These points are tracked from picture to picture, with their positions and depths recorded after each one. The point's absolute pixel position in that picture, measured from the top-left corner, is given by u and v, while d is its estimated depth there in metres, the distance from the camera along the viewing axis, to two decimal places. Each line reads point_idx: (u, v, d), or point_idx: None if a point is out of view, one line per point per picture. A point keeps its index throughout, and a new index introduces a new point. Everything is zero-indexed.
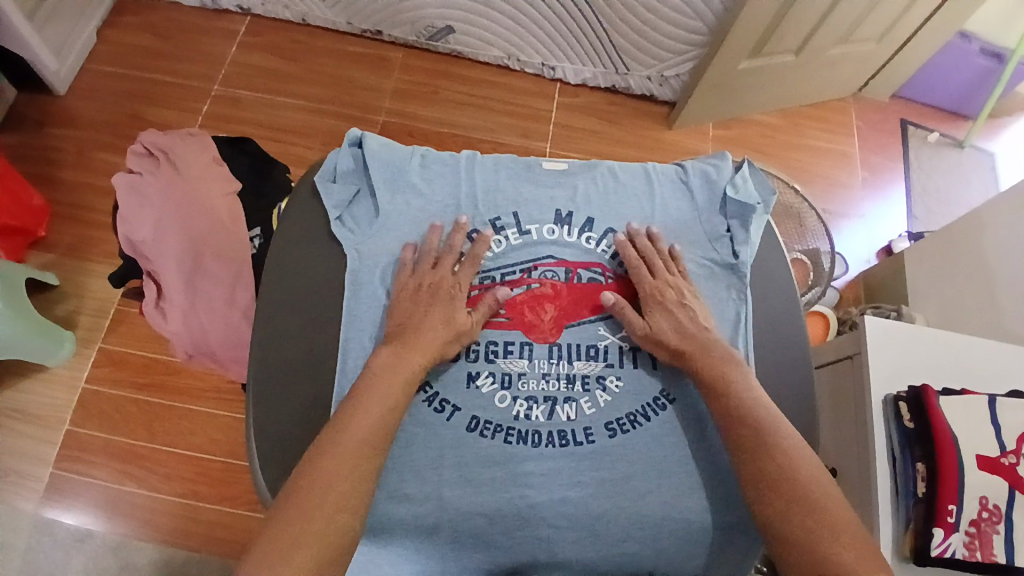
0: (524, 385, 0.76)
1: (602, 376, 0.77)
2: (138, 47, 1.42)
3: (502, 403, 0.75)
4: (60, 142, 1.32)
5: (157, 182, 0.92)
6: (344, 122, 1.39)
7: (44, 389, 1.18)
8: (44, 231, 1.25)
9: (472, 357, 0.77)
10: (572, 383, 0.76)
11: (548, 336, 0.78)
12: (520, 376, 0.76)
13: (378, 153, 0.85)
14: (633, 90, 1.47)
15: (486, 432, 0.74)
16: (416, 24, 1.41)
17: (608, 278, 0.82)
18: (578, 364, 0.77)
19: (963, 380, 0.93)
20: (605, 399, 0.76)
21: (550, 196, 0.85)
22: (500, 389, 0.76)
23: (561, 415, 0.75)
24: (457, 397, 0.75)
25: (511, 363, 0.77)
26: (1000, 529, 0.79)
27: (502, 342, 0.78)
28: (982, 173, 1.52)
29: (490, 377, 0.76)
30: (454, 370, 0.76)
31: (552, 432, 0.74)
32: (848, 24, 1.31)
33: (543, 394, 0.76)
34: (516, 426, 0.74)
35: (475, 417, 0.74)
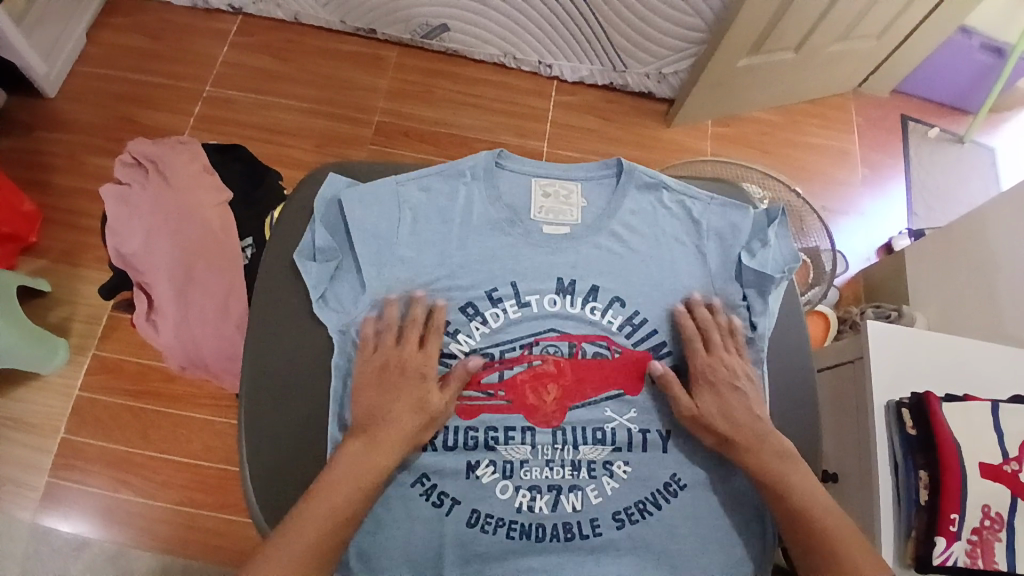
0: (526, 473, 0.74)
1: (609, 462, 0.75)
2: (129, 48, 1.40)
3: (504, 494, 0.73)
4: (50, 146, 1.31)
5: (146, 194, 0.92)
6: (338, 123, 1.37)
7: (39, 397, 1.17)
8: (36, 237, 1.24)
9: (471, 444, 0.74)
10: (577, 470, 0.74)
11: (552, 420, 0.75)
12: (522, 463, 0.74)
13: (358, 218, 0.77)
14: (631, 88, 1.45)
15: (486, 527, 0.72)
16: (411, 23, 1.39)
17: (614, 353, 0.78)
18: (584, 449, 0.75)
19: (965, 386, 0.92)
20: (613, 486, 0.74)
21: (551, 263, 0.79)
22: (502, 479, 0.73)
23: (566, 505, 0.73)
24: (457, 489, 0.73)
25: (512, 451, 0.74)
26: (1002, 537, 0.79)
27: (502, 428, 0.75)
28: (983, 169, 1.51)
29: (491, 466, 0.74)
30: (452, 460, 0.74)
31: (556, 525, 0.73)
32: (848, 21, 1.29)
33: (547, 482, 0.74)
34: (518, 519, 0.73)
35: (476, 510, 0.72)
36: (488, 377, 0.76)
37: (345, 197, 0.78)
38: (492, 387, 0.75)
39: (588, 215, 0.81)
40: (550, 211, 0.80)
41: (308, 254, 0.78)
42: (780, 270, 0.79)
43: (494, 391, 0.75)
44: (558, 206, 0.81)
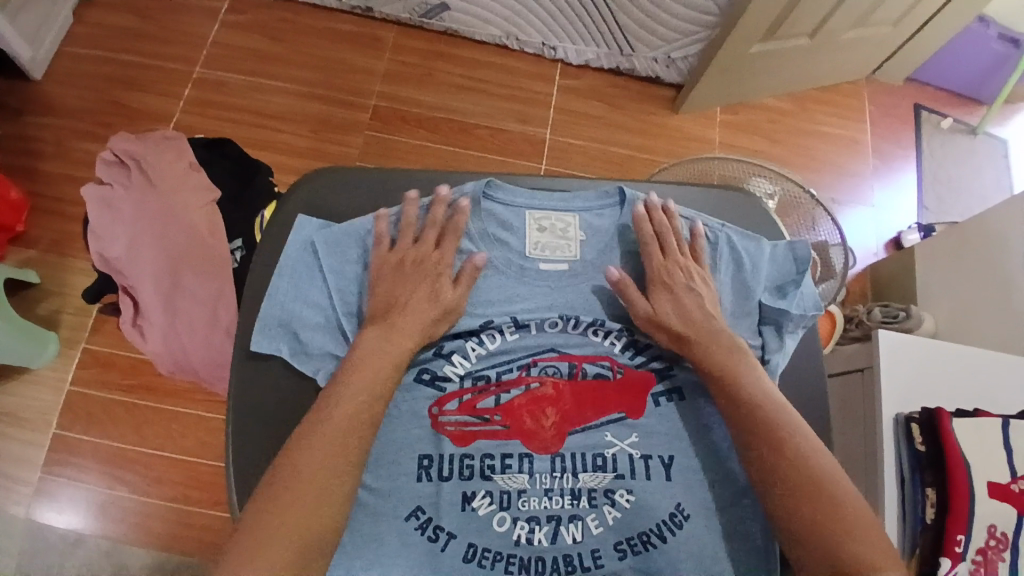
0: (524, 504, 0.68)
1: (611, 489, 0.69)
2: (115, 25, 1.34)
3: (501, 526, 0.67)
4: (35, 130, 1.26)
5: (128, 194, 0.88)
6: (332, 107, 1.32)
7: (30, 391, 1.15)
8: (23, 226, 1.20)
9: (466, 474, 0.68)
10: (577, 499, 0.68)
11: (550, 445, 0.70)
12: (520, 494, 0.68)
13: (336, 258, 0.73)
14: (638, 72, 1.39)
15: (484, 562, 0.66)
16: (409, 1, 1.32)
17: (616, 373, 0.73)
18: (583, 477, 0.69)
19: (976, 400, 0.90)
20: (615, 516, 0.68)
21: (549, 296, 0.75)
22: (500, 511, 0.67)
23: (565, 537, 0.67)
24: (452, 522, 0.66)
25: (510, 480, 0.68)
26: (1005, 556, 0.78)
27: (499, 454, 0.69)
28: (997, 161, 1.46)
29: (487, 497, 0.67)
30: (448, 490, 0.67)
31: (556, 559, 0.67)
32: (866, 6, 1.24)
33: (546, 513, 0.68)
34: (517, 553, 0.66)
35: (472, 544, 0.66)
36: (483, 402, 0.71)
37: (319, 238, 0.73)
38: (487, 412, 0.70)
39: (587, 248, 0.76)
40: (546, 245, 0.75)
41: (276, 309, 0.71)
42: (802, 311, 0.75)
43: (490, 416, 0.70)
44: (555, 238, 0.76)
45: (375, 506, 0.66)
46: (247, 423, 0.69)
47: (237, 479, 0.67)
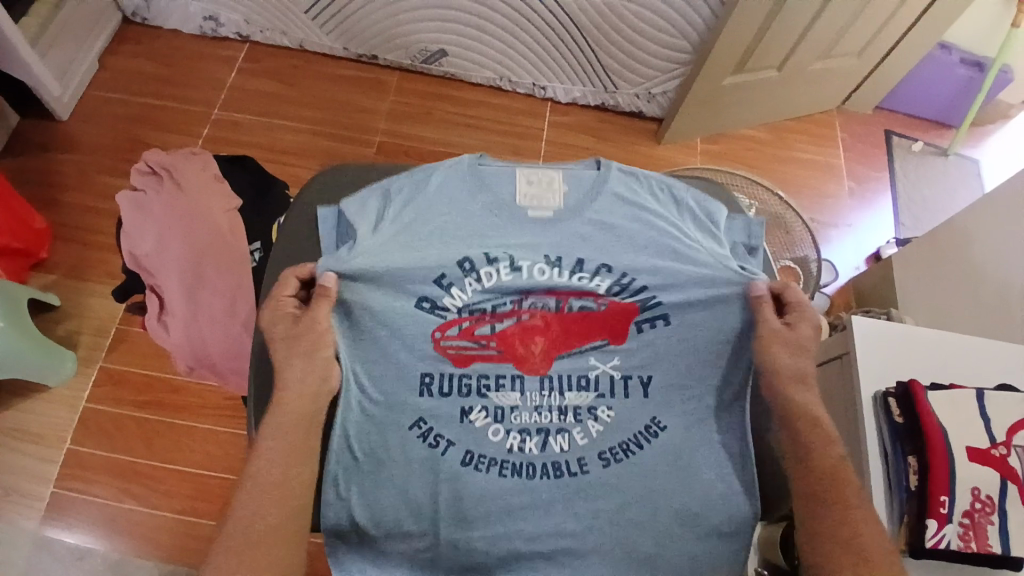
0: (516, 417, 0.72)
1: (595, 406, 0.72)
2: (140, 74, 1.46)
3: (496, 436, 0.71)
4: (63, 166, 1.36)
5: (160, 199, 0.97)
6: (340, 143, 1.42)
7: (44, 408, 1.19)
8: (46, 253, 1.28)
9: (465, 391, 0.71)
10: (564, 415, 0.72)
11: (540, 369, 0.73)
12: (513, 409, 0.72)
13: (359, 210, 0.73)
14: (622, 107, 1.51)
15: (480, 466, 0.70)
16: (410, 48, 1.45)
17: (602, 304, 0.73)
18: (569, 395, 0.73)
19: (952, 375, 0.94)
20: (597, 429, 0.72)
21: (536, 238, 0.73)
22: (494, 423, 0.71)
23: (554, 446, 0.71)
24: (451, 432, 0.70)
25: (503, 397, 0.72)
26: (994, 519, 0.80)
27: (494, 375, 0.72)
28: (968, 179, 1.56)
29: (483, 411, 0.71)
30: (446, 404, 0.71)
31: (545, 465, 0.71)
32: (828, 39, 1.36)
33: (535, 425, 0.72)
34: (510, 459, 0.71)
35: (469, 451, 0.70)
36: (480, 330, 0.73)
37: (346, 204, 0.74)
38: (483, 338, 0.72)
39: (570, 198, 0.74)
40: (533, 197, 0.74)
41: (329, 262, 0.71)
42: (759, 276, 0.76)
43: (486, 342, 0.72)
44: (542, 191, 0.74)
45: (379, 418, 0.70)
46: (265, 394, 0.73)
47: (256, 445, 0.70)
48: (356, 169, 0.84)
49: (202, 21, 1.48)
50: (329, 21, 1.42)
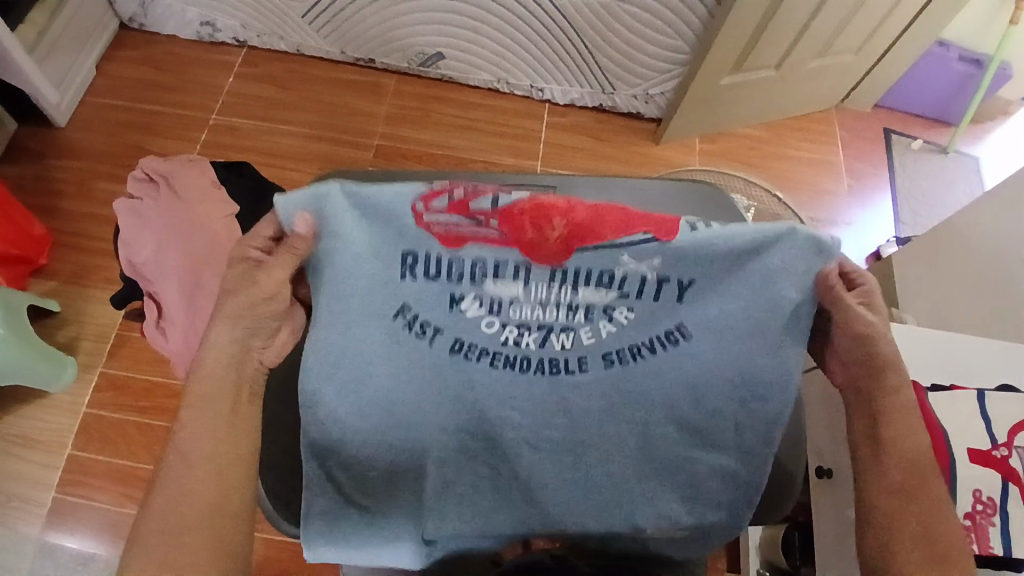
0: (516, 310, 0.57)
1: (611, 307, 0.57)
2: (137, 80, 1.47)
3: (489, 328, 0.58)
4: (62, 173, 1.36)
5: (157, 206, 0.97)
6: (338, 147, 1.43)
7: (46, 414, 1.19)
8: (46, 259, 1.28)
9: (455, 276, 0.55)
10: (573, 312, 0.57)
11: (554, 260, 0.54)
12: (513, 302, 0.57)
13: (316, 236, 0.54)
14: (620, 108, 1.51)
15: (470, 354, 0.59)
16: (407, 52, 1.45)
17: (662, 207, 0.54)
18: (585, 291, 0.56)
19: (952, 375, 0.93)
20: (609, 330, 0.58)
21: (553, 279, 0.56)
22: (488, 315, 0.57)
23: (554, 344, 0.59)
24: (436, 316, 0.57)
25: (502, 287, 0.56)
26: (996, 521, 0.77)
27: (492, 262, 0.54)
28: (968, 175, 1.55)
29: (477, 300, 0.56)
30: (435, 289, 0.56)
31: (541, 360, 0.60)
32: (825, 37, 1.35)
33: (536, 321, 0.58)
34: (503, 351, 0.59)
35: (459, 339, 0.58)
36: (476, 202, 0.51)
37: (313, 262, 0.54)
38: (481, 215, 0.52)
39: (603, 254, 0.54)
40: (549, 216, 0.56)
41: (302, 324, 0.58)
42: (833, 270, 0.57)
43: (483, 220, 0.52)
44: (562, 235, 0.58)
45: (342, 304, 0.55)
46: None
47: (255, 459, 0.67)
48: (353, 174, 0.83)
49: (199, 26, 1.49)
50: (325, 25, 1.43)
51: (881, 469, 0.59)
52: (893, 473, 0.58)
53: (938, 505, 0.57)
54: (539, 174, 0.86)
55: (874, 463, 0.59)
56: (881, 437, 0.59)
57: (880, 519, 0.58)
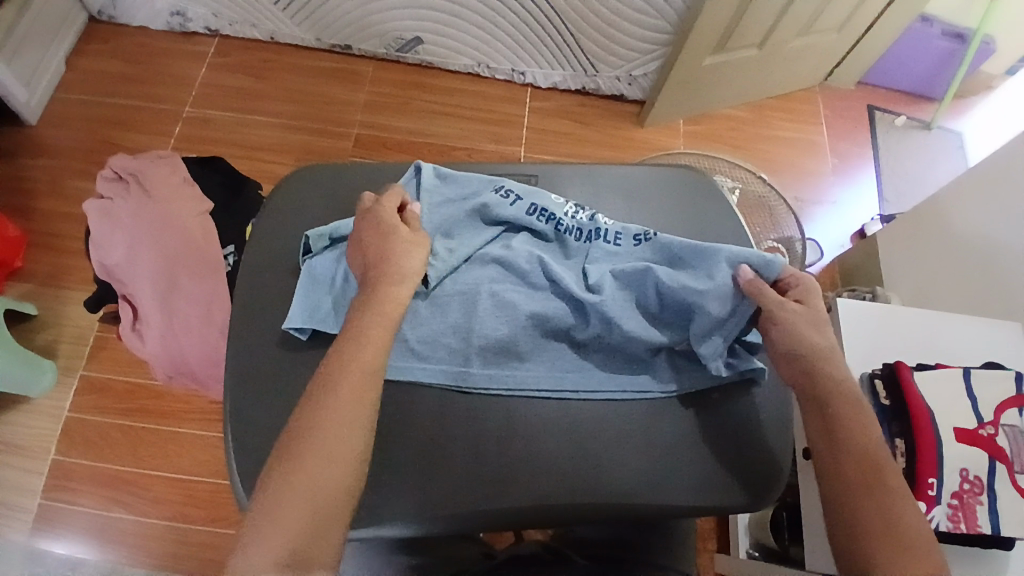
0: (556, 227, 0.75)
1: (614, 233, 0.76)
2: (108, 72, 1.43)
3: (514, 247, 0.73)
4: (34, 172, 1.32)
5: (128, 206, 0.94)
6: (316, 137, 1.40)
7: (28, 419, 1.17)
8: (21, 261, 1.25)
9: (504, 198, 0.76)
10: (584, 233, 0.75)
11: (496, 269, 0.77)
12: (554, 224, 0.75)
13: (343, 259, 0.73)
14: (603, 90, 1.49)
15: (481, 261, 0.73)
16: (385, 37, 1.42)
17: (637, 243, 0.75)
18: (598, 220, 0.76)
19: (937, 355, 0.93)
20: (610, 250, 0.75)
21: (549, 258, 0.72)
22: (521, 235, 0.75)
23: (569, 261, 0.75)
24: (477, 239, 0.74)
25: (537, 219, 0.75)
26: (983, 500, 0.78)
27: (533, 205, 0.75)
28: (951, 151, 1.55)
29: (530, 208, 0.75)
30: (485, 204, 0.75)
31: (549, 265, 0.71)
32: (809, 14, 1.34)
33: (552, 241, 0.76)
34: (513, 260, 0.72)
35: (484, 252, 0.73)
36: None
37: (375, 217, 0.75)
38: None
39: (597, 250, 0.75)
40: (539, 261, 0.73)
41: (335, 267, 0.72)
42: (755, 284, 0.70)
43: None
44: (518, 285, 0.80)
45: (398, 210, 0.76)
46: (242, 405, 0.68)
47: (240, 470, 0.65)
48: (331, 170, 0.81)
49: (169, 16, 1.45)
50: (299, 12, 1.39)
51: (833, 455, 0.59)
52: (847, 463, 0.59)
53: (898, 501, 0.56)
54: (522, 164, 0.85)
55: (827, 451, 0.60)
56: (833, 426, 0.61)
57: (837, 508, 0.57)
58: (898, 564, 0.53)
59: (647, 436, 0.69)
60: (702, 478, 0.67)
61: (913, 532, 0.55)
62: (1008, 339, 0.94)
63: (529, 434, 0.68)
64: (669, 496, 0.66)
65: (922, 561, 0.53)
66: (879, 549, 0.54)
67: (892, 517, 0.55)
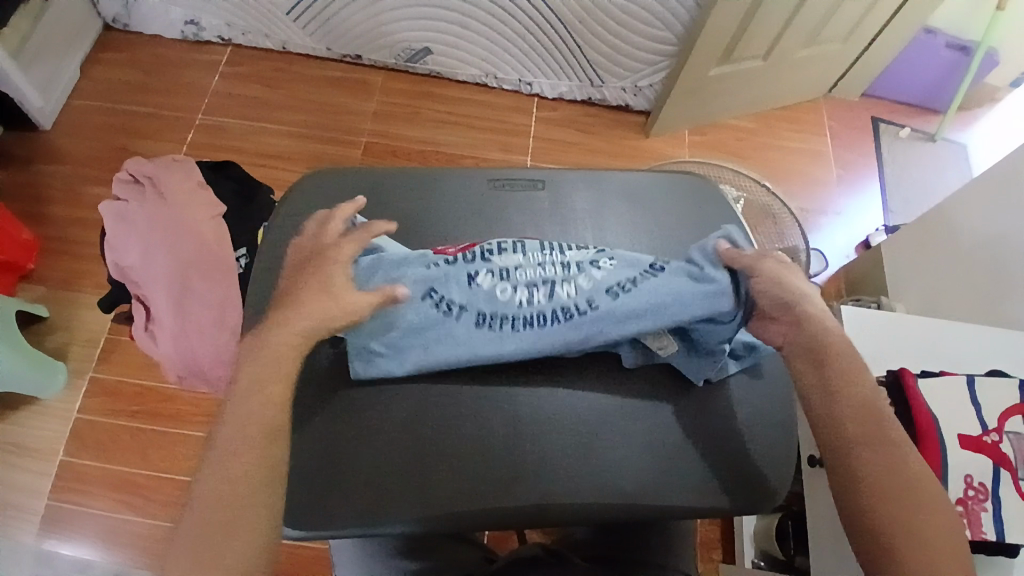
0: (520, 274, 0.69)
1: (594, 260, 0.70)
2: (121, 81, 1.45)
3: (503, 294, 0.68)
4: (48, 177, 1.35)
5: (143, 210, 0.96)
6: (326, 145, 1.42)
7: (37, 421, 1.18)
8: (33, 265, 1.27)
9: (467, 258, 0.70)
10: (564, 268, 0.70)
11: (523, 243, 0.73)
12: (516, 267, 0.70)
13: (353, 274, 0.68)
14: (609, 101, 1.50)
15: (491, 325, 0.67)
16: (394, 48, 1.44)
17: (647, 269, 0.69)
18: (570, 254, 0.71)
19: (942, 363, 0.93)
20: (600, 274, 0.69)
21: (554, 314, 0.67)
22: (499, 281, 0.69)
23: (562, 294, 0.68)
24: (460, 296, 0.68)
25: (506, 258, 0.70)
26: (988, 506, 0.77)
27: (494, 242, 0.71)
28: (954, 163, 1.56)
29: (487, 273, 0.69)
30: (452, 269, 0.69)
31: (552, 312, 0.67)
32: (813, 26, 1.35)
33: (541, 278, 0.69)
34: (520, 314, 0.67)
35: (481, 313, 0.67)
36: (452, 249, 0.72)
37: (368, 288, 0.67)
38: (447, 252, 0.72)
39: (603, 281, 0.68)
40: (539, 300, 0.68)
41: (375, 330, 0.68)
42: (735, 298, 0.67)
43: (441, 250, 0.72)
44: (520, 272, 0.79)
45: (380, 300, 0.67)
46: None
47: None
48: (340, 173, 0.82)
49: (183, 26, 1.48)
50: (311, 22, 1.42)
51: (831, 421, 0.60)
52: (845, 418, 0.59)
53: (896, 448, 0.57)
54: (529, 169, 0.86)
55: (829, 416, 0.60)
56: (830, 384, 0.61)
57: (841, 466, 0.57)
58: (904, 518, 0.53)
59: (656, 441, 0.69)
60: (705, 481, 0.68)
61: (919, 481, 0.56)
62: (1014, 347, 0.94)
63: (532, 438, 0.68)
64: (674, 498, 0.67)
65: (932, 509, 0.54)
66: (885, 504, 0.54)
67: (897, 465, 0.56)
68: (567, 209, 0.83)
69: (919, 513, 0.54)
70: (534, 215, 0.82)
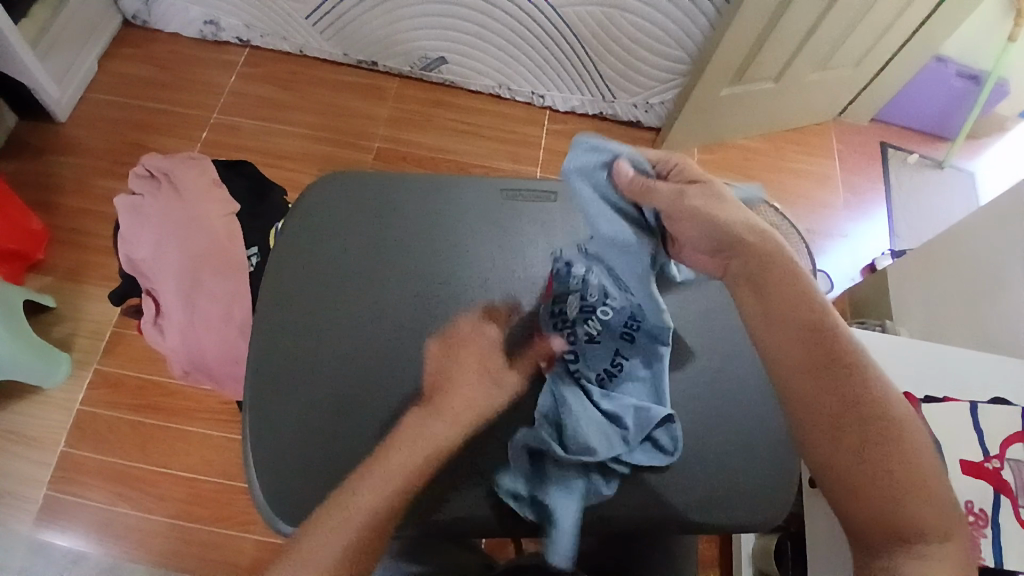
0: (586, 292, 0.74)
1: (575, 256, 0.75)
2: (139, 77, 1.47)
3: (604, 313, 0.73)
4: (61, 169, 1.36)
5: (157, 204, 0.97)
6: (338, 148, 1.43)
7: (39, 410, 1.18)
8: (43, 255, 1.28)
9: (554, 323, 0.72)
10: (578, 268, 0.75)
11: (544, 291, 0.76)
12: (570, 294, 0.74)
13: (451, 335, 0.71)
14: (620, 116, 1.52)
15: (607, 333, 0.72)
16: (410, 55, 1.46)
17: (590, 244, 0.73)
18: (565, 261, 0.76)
19: (946, 388, 0.93)
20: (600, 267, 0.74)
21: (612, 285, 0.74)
22: (586, 309, 0.73)
23: (608, 277, 0.74)
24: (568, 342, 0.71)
25: (568, 300, 0.73)
26: (987, 532, 0.77)
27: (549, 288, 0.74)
28: (961, 191, 1.57)
29: (568, 308, 0.73)
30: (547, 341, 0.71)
31: (621, 289, 0.73)
32: (825, 50, 1.37)
33: (593, 281, 0.74)
34: (614, 307, 0.73)
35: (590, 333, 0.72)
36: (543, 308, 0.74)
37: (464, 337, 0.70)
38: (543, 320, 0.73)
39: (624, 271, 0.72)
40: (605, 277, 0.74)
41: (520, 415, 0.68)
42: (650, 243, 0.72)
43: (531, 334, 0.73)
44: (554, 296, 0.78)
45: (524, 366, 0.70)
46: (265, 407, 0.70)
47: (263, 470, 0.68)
48: (352, 176, 0.82)
49: (202, 25, 1.49)
50: (328, 27, 1.43)
51: (813, 404, 0.58)
52: (826, 402, 0.57)
53: (879, 422, 0.57)
54: (541, 180, 0.86)
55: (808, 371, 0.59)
56: (808, 363, 0.59)
57: (827, 456, 0.56)
58: (896, 497, 0.53)
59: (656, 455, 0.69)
60: (705, 496, 0.68)
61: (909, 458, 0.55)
62: (1018, 373, 0.94)
63: None
64: (673, 511, 0.68)
65: (920, 481, 0.54)
66: (881, 492, 0.54)
67: (883, 440, 0.56)
68: (578, 221, 0.83)
69: (907, 493, 0.54)
70: (544, 225, 0.82)
